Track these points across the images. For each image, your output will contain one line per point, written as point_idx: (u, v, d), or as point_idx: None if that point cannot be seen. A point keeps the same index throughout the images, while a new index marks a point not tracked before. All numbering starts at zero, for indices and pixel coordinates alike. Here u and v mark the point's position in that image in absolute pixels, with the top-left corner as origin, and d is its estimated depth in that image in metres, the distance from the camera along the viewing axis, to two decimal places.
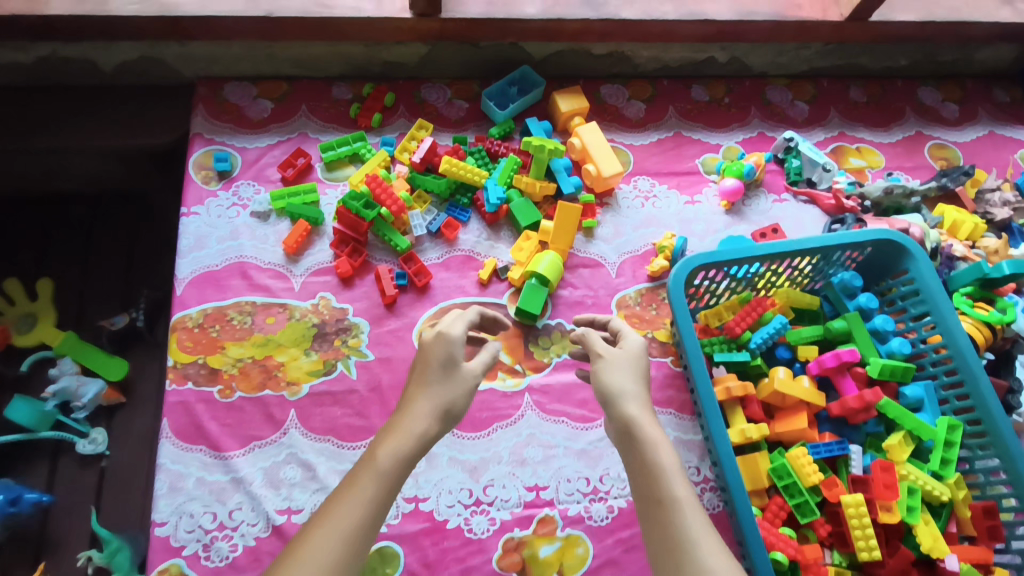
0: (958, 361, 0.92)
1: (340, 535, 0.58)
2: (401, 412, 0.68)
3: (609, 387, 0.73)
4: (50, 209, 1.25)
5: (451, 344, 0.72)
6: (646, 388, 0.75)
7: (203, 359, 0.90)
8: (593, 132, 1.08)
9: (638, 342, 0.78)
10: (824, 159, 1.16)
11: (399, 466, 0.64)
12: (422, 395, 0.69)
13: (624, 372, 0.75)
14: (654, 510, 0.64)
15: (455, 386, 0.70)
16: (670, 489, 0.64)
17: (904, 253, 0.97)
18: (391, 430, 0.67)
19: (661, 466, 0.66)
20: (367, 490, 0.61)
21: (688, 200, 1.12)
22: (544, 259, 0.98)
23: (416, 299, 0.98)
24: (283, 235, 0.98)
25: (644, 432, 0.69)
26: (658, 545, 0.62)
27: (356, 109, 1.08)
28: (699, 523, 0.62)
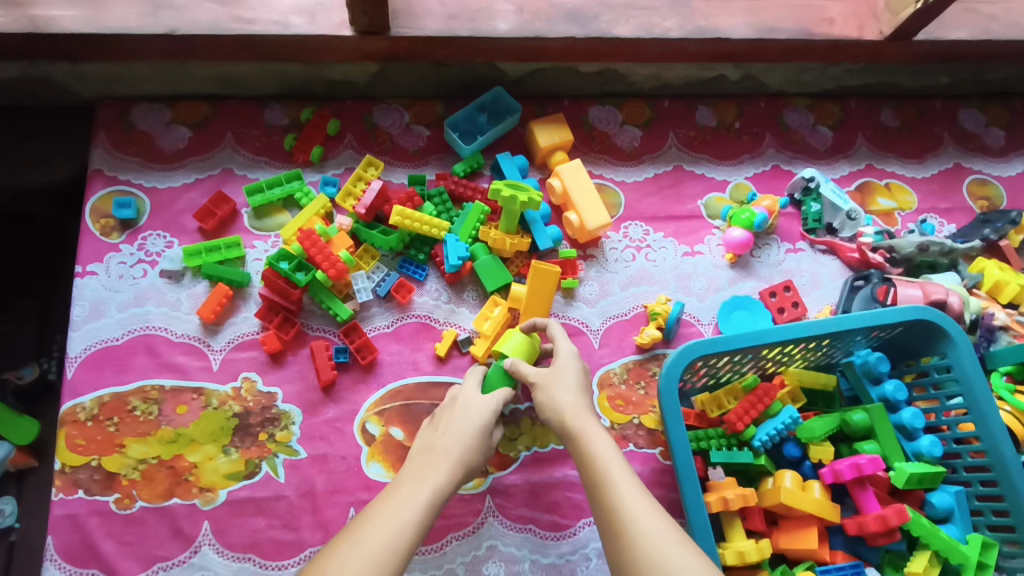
0: (998, 471, 0.78)
1: (382, 540, 0.57)
2: (426, 450, 0.70)
3: (549, 405, 0.73)
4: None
5: (461, 407, 0.74)
6: (587, 396, 0.75)
7: (97, 461, 0.75)
8: (576, 171, 0.91)
9: (568, 351, 0.77)
10: (849, 203, 0.98)
11: (436, 497, 0.64)
12: (446, 442, 0.70)
13: (561, 385, 0.74)
14: (596, 499, 0.64)
15: (474, 433, 0.72)
16: (606, 474, 0.65)
17: (942, 336, 0.82)
18: (419, 464, 0.68)
19: (594, 455, 0.67)
20: (411, 504, 0.62)
21: (688, 251, 0.96)
22: (515, 336, 0.81)
23: (359, 379, 0.83)
24: (200, 300, 0.83)
25: (580, 433, 0.70)
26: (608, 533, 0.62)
27: (292, 140, 0.90)
28: (645, 504, 0.62)
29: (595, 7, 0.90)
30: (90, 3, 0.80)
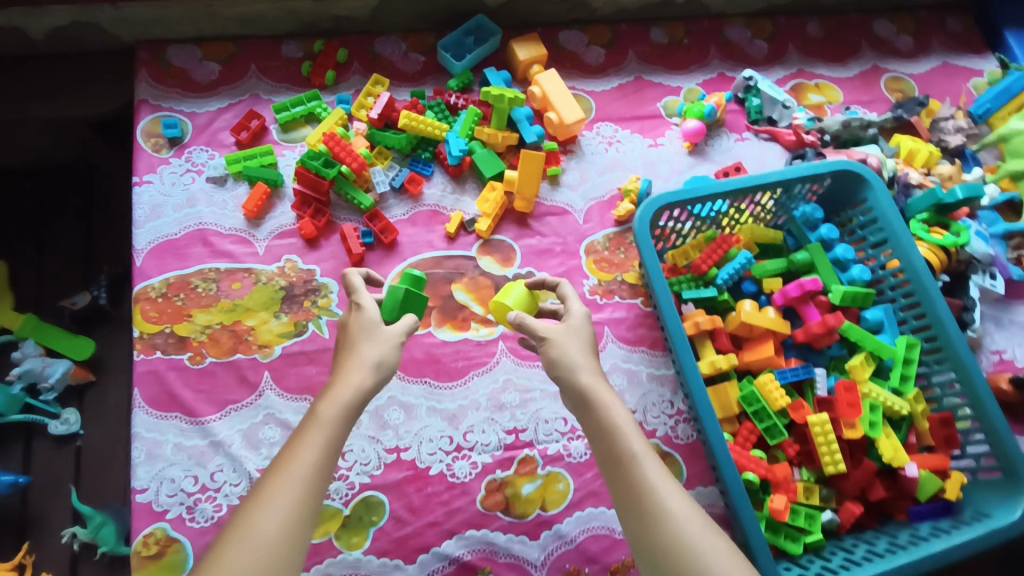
0: (915, 283, 0.94)
1: (298, 475, 0.58)
2: (338, 371, 0.69)
3: (563, 362, 0.73)
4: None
5: (366, 311, 0.73)
6: (597, 357, 0.75)
7: (169, 328, 0.89)
8: (552, 79, 1.07)
9: (579, 312, 0.77)
10: (784, 96, 1.15)
11: (345, 413, 0.65)
12: (354, 355, 0.70)
13: (572, 346, 0.74)
14: (619, 473, 0.65)
15: (384, 345, 0.71)
16: (628, 447, 0.66)
17: (862, 183, 0.99)
18: (332, 386, 0.67)
19: (615, 425, 0.67)
20: (318, 433, 0.62)
21: (652, 143, 1.12)
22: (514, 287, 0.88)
23: (384, 256, 0.98)
24: (243, 199, 0.97)
25: (598, 398, 0.70)
26: (630, 507, 0.63)
27: (309, 67, 1.06)
28: (671, 490, 0.63)
29: None
30: None
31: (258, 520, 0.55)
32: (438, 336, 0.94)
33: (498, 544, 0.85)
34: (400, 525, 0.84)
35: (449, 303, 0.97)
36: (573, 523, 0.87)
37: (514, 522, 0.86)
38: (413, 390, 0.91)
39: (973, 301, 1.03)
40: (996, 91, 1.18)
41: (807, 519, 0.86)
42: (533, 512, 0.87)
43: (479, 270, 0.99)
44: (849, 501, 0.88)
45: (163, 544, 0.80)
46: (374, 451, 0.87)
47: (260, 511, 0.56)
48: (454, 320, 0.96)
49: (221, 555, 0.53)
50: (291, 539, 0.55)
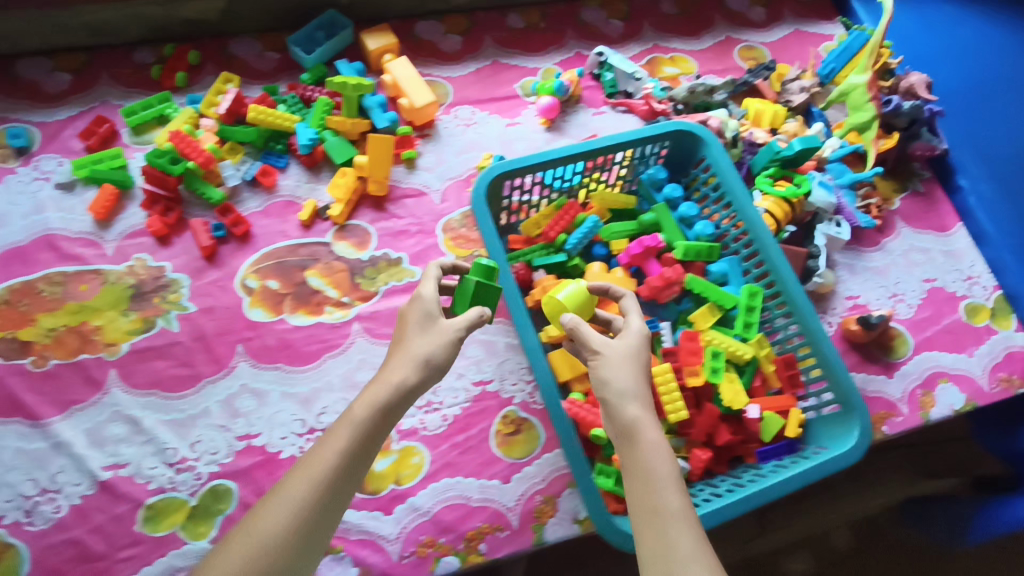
0: (753, 234, 0.97)
1: (311, 484, 0.65)
2: (383, 368, 0.72)
3: (608, 384, 0.71)
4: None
5: (425, 302, 0.76)
6: (648, 384, 0.73)
7: (12, 334, 0.89)
8: (403, 66, 1.09)
9: (638, 333, 0.75)
10: (636, 69, 1.19)
11: (375, 417, 0.69)
12: (402, 350, 0.73)
13: (623, 368, 0.72)
14: (651, 519, 0.63)
15: (436, 339, 0.74)
16: (665, 500, 0.64)
17: (699, 141, 1.02)
18: (372, 386, 0.71)
19: (657, 473, 0.65)
20: (340, 440, 0.68)
21: (509, 123, 1.15)
22: (569, 285, 0.85)
23: (238, 248, 0.99)
24: (91, 202, 0.98)
25: (645, 437, 0.68)
26: (645, 552, 0.62)
27: (159, 70, 1.07)
28: (699, 559, 0.60)
29: None
30: None
31: (261, 526, 0.63)
32: (291, 321, 0.95)
33: (350, 522, 0.85)
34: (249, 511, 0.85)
35: (302, 289, 0.98)
36: (427, 495, 0.88)
37: (367, 499, 0.87)
38: (264, 376, 0.92)
39: (819, 249, 1.07)
40: (838, 51, 1.23)
41: None
42: (387, 487, 0.88)
43: (334, 255, 1.01)
44: (697, 448, 0.89)
45: None
46: (223, 440, 0.88)
47: (266, 517, 0.63)
48: (307, 305, 0.97)
49: (228, 551, 0.63)
50: (281, 545, 0.62)
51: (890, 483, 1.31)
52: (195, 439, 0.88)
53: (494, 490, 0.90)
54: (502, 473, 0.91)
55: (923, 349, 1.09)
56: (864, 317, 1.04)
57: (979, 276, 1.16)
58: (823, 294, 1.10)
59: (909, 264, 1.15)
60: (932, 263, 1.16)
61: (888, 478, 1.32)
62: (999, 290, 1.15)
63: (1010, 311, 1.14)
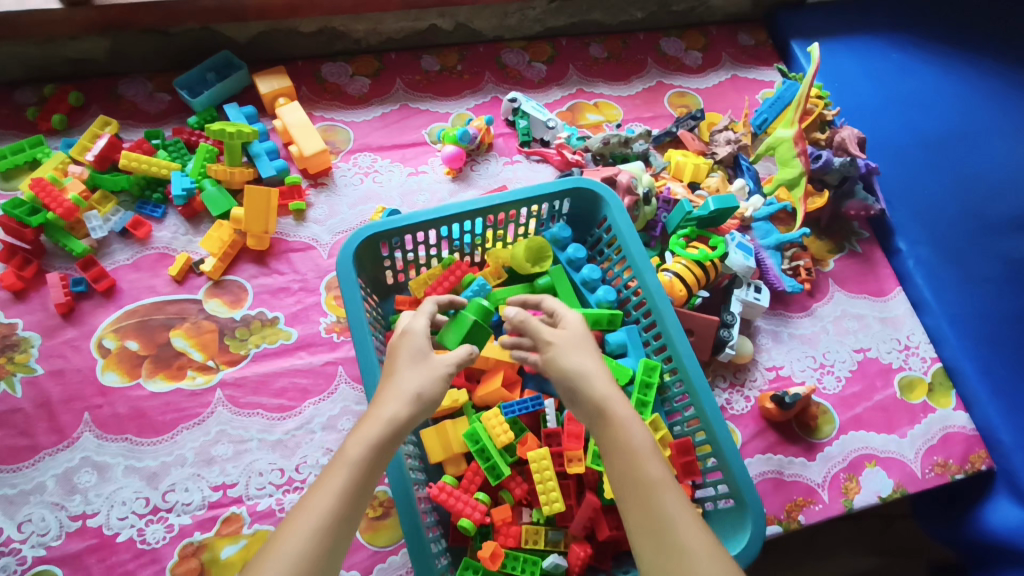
0: (650, 303, 0.89)
1: (313, 528, 0.56)
2: (372, 403, 0.65)
3: (571, 373, 0.68)
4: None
5: (417, 336, 0.70)
6: (604, 364, 0.70)
7: None
8: (295, 111, 1.04)
9: (577, 321, 0.74)
10: (549, 116, 1.13)
11: (372, 454, 0.61)
12: (392, 384, 0.66)
13: (578, 355, 0.69)
14: (634, 494, 0.60)
15: (427, 371, 0.68)
16: (646, 471, 0.61)
17: (599, 200, 0.95)
18: (361, 423, 0.63)
19: (635, 447, 0.62)
20: (336, 482, 0.59)
21: (412, 171, 1.09)
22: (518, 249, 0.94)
23: (100, 303, 0.92)
24: None
25: (616, 412, 0.65)
26: (641, 529, 0.59)
27: (34, 112, 1.02)
28: (692, 526, 0.58)
29: None
30: None
31: None
32: (148, 388, 0.88)
33: None
34: None
35: (164, 351, 0.90)
36: None
37: None
38: (109, 449, 0.84)
39: (733, 317, 0.97)
40: (771, 101, 1.17)
41: (526, 565, 0.78)
42: None
43: (203, 314, 0.94)
44: (576, 543, 0.80)
45: None
46: (55, 520, 0.80)
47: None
48: (167, 370, 0.89)
49: None
50: None
51: (846, 560, 1.09)
52: (23, 518, 0.79)
53: None
54: (362, 563, 0.82)
55: (849, 429, 0.98)
56: (778, 396, 0.94)
57: (917, 346, 1.06)
58: (742, 365, 1.01)
59: (840, 333, 1.06)
60: (865, 331, 1.06)
61: (843, 553, 1.09)
62: (937, 361, 1.05)
63: (950, 386, 1.03)
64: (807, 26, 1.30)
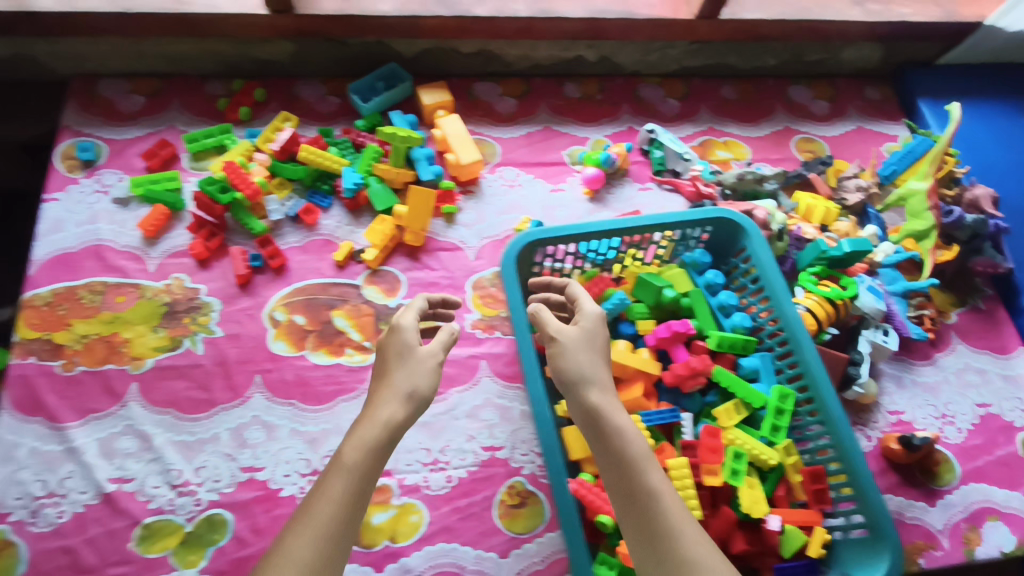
0: (788, 335, 0.94)
1: (321, 524, 0.61)
2: (370, 405, 0.71)
3: (573, 370, 0.75)
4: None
5: (403, 334, 0.76)
6: (609, 369, 0.76)
7: (49, 335, 0.92)
8: (454, 123, 1.12)
9: (593, 316, 0.79)
10: (685, 149, 1.19)
11: (368, 455, 0.66)
12: (385, 387, 0.72)
13: (582, 356, 0.75)
14: (632, 503, 0.66)
15: (418, 370, 0.74)
16: (645, 481, 0.66)
17: (740, 232, 1.00)
18: (359, 426, 0.69)
19: (634, 459, 0.68)
20: (340, 485, 0.64)
21: (553, 188, 1.16)
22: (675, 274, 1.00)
23: (272, 279, 1.01)
24: (141, 218, 1.02)
25: (612, 420, 0.71)
26: (639, 537, 0.65)
27: (224, 103, 1.12)
28: (689, 533, 0.63)
29: None
30: None
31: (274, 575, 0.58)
32: (312, 359, 0.96)
33: None
34: (241, 546, 0.83)
35: (327, 328, 0.98)
36: (422, 557, 0.85)
37: (359, 552, 0.85)
38: (277, 411, 0.92)
39: (862, 356, 1.01)
40: (901, 153, 1.20)
41: None
42: (381, 542, 0.86)
43: (363, 298, 1.01)
44: None
45: None
46: (228, 469, 0.87)
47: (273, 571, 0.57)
48: (329, 345, 0.97)
49: None
50: None
51: None
52: (200, 464, 0.87)
53: (489, 563, 0.86)
54: (500, 546, 0.87)
55: (971, 480, 0.98)
56: (906, 437, 0.96)
57: None
58: (865, 405, 1.03)
59: (962, 385, 1.07)
60: (987, 386, 1.07)
61: None
62: None
63: None
64: (935, 86, 1.34)
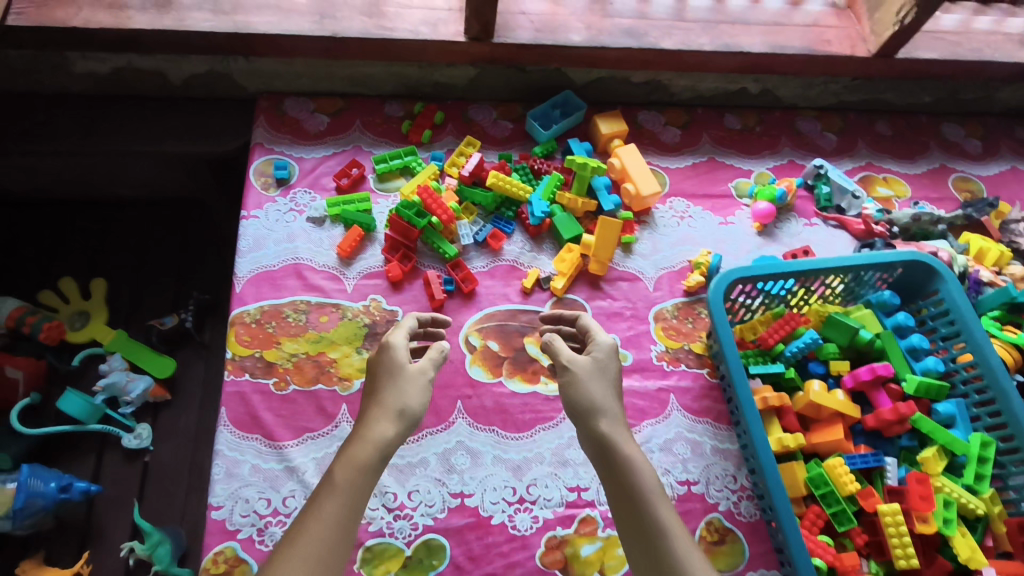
0: (989, 380, 0.93)
1: (316, 544, 0.62)
2: (360, 426, 0.73)
3: (585, 397, 0.78)
4: (88, 214, 1.33)
5: (395, 353, 0.79)
6: (617, 395, 0.80)
7: (260, 353, 0.93)
8: (631, 153, 1.13)
9: (605, 343, 0.83)
10: (854, 186, 1.20)
11: (358, 477, 0.68)
12: (377, 406, 0.75)
13: (595, 386, 0.79)
14: (639, 531, 0.69)
15: (408, 389, 0.76)
16: (654, 511, 0.69)
17: (934, 275, 1.00)
18: (351, 445, 0.71)
19: (642, 486, 0.71)
20: (331, 507, 0.65)
21: (722, 221, 1.17)
22: (863, 314, 1.02)
23: (462, 304, 1.02)
24: (337, 239, 1.04)
25: (619, 448, 0.74)
26: (643, 564, 0.68)
27: (408, 126, 1.14)
28: (691, 556, 0.66)
29: (645, 26, 1.12)
30: (275, 12, 1.03)
31: None
32: (509, 387, 0.96)
33: None
34: (458, 572, 0.84)
35: (521, 356, 0.99)
36: None
37: None
38: (480, 437, 0.92)
39: None
40: None
41: None
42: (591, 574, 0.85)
43: None
44: None
45: (231, 563, 0.81)
46: (438, 494, 0.88)
47: None
48: (524, 373, 0.98)
49: None
50: None
51: None
52: (412, 487, 0.88)
53: None
54: None
55: None
56: None
57: None
58: None
59: None
60: None
61: None
62: None
63: None
64: None
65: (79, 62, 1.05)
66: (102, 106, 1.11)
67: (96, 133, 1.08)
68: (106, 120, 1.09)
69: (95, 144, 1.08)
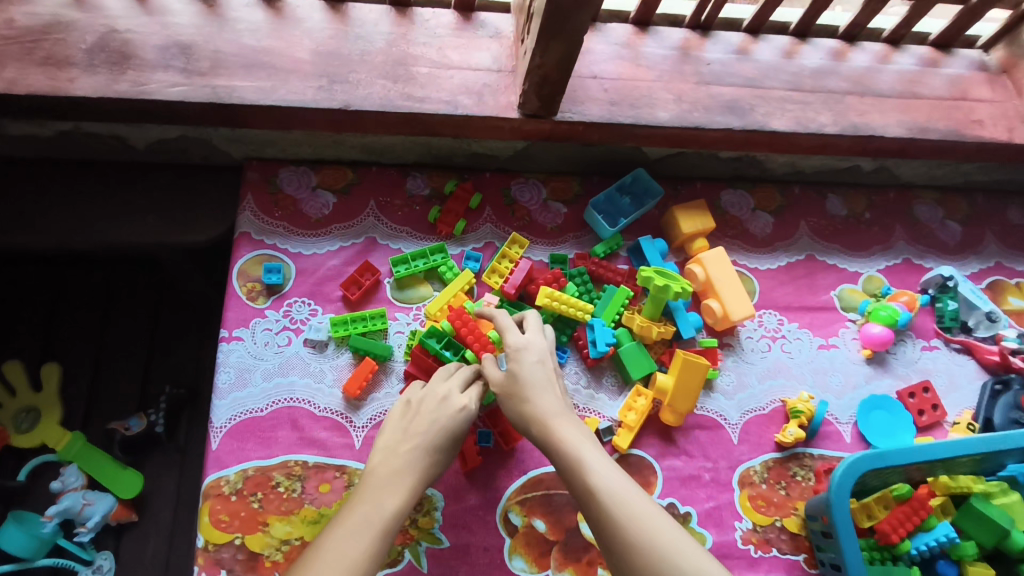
0: None
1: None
2: (386, 466, 0.67)
3: (512, 397, 0.71)
4: (39, 274, 1.09)
5: (442, 402, 0.72)
6: (551, 378, 0.73)
7: (241, 539, 0.73)
8: (718, 260, 0.89)
9: (516, 336, 0.74)
10: (988, 304, 0.96)
11: (392, 519, 0.63)
12: (405, 451, 0.69)
13: (519, 378, 0.71)
14: (588, 509, 0.62)
15: (441, 441, 0.70)
16: (591, 482, 0.62)
17: None
18: (372, 487, 0.65)
19: (579, 462, 0.64)
20: (355, 544, 0.59)
21: (822, 344, 0.93)
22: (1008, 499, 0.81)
23: (500, 465, 0.80)
24: (343, 373, 0.81)
25: (550, 429, 0.68)
26: (601, 542, 0.60)
27: (436, 213, 0.89)
28: (647, 519, 0.59)
29: (751, 99, 0.86)
30: (268, 74, 0.76)
31: None
32: None
33: None
34: None
35: (573, 540, 0.78)
36: None
37: None
38: None
39: None
40: None
41: None
42: None
43: None
44: None
45: None
46: None
47: None
48: (577, 564, 0.77)
49: None
50: None
51: None
52: None
53: None
54: None
55: None
56: None
57: None
58: None
59: None
60: None
61: None
62: None
63: None
64: None
65: (12, 123, 0.80)
66: (47, 174, 0.86)
67: (37, 213, 0.84)
68: (49, 193, 0.85)
69: (35, 225, 0.85)
